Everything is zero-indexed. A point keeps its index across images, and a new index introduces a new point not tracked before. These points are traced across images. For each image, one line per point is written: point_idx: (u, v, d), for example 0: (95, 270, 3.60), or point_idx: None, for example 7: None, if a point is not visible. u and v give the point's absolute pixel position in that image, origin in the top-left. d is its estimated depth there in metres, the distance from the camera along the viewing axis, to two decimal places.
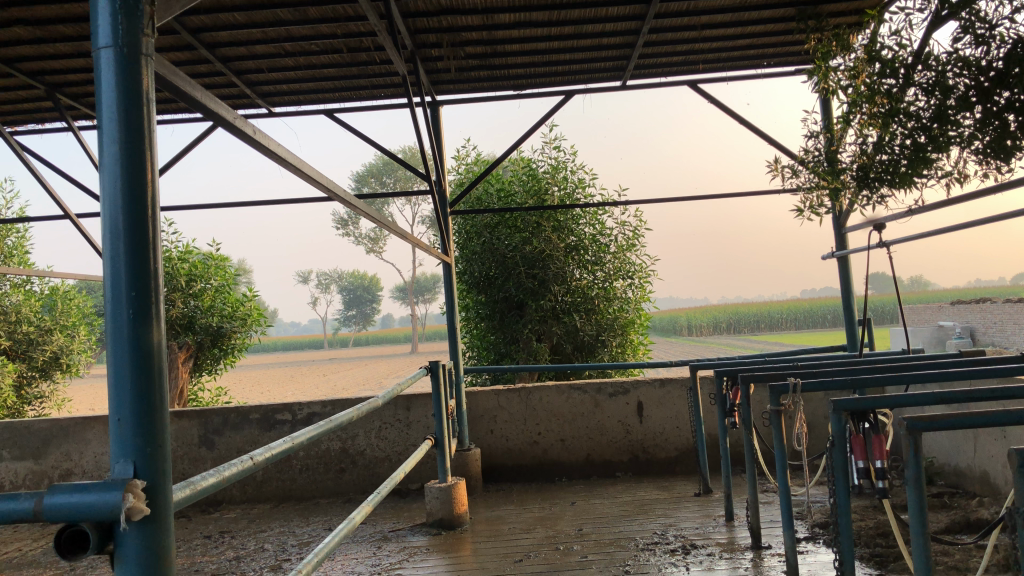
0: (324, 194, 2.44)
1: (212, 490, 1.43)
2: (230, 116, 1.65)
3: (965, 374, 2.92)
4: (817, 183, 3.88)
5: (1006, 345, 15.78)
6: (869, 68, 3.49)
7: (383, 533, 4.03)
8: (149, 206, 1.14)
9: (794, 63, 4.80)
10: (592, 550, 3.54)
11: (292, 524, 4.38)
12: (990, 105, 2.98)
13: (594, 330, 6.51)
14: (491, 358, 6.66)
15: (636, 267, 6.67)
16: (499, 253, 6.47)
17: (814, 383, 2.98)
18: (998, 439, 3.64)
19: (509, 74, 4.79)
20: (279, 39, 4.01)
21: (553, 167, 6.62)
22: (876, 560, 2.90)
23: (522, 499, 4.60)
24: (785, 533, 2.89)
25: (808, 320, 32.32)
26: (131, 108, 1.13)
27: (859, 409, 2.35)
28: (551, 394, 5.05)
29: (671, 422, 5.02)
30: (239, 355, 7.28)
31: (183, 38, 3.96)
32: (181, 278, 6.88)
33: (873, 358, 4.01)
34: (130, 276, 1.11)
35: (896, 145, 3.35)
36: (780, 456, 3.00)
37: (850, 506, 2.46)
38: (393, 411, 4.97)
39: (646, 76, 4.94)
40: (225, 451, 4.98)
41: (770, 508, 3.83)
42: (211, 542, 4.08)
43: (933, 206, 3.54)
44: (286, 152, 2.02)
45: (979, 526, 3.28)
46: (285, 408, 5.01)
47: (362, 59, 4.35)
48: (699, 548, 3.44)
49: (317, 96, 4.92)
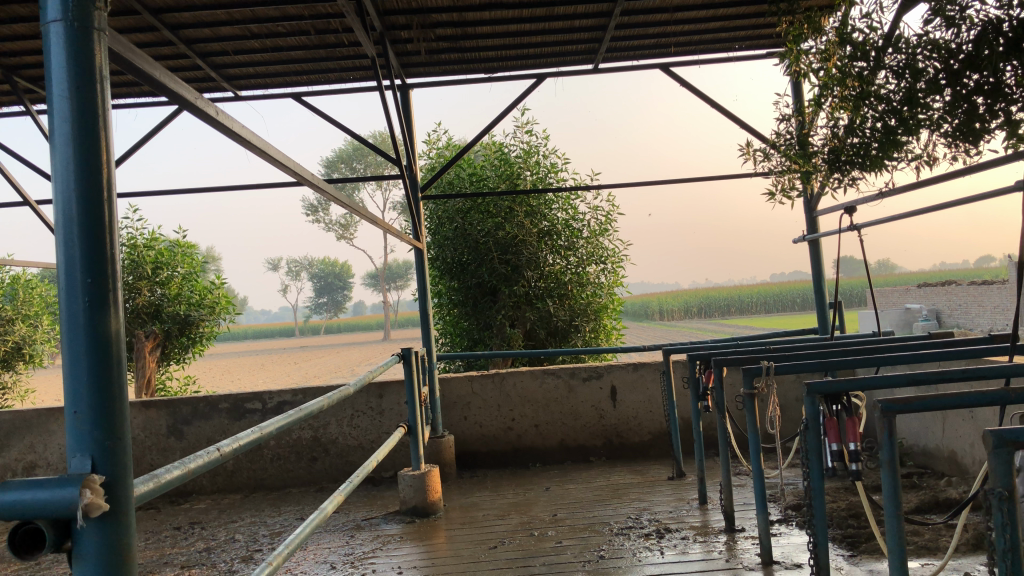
0: (292, 178, 2.37)
1: (177, 482, 1.38)
2: (194, 97, 1.58)
3: (937, 355, 2.93)
4: (788, 167, 3.88)
5: (971, 327, 16.08)
6: (841, 51, 3.48)
7: (356, 521, 3.99)
8: (105, 187, 1.09)
9: (765, 47, 4.79)
10: (567, 535, 3.53)
11: (264, 514, 4.33)
12: (960, 88, 2.97)
13: (567, 315, 6.50)
14: (464, 344, 6.63)
15: (609, 251, 6.65)
16: (472, 238, 6.43)
17: (787, 366, 2.98)
18: (966, 420, 3.68)
19: (480, 57, 4.73)
20: (245, 21, 3.93)
21: (526, 151, 6.57)
22: (848, 541, 2.92)
23: (496, 485, 4.59)
24: (759, 516, 2.90)
25: (777, 304, 32.69)
26: (84, 87, 1.08)
27: (833, 391, 2.35)
28: (525, 380, 5.03)
29: (644, 406, 5.03)
30: (207, 344, 7.17)
31: (144, 19, 3.86)
32: (147, 267, 6.72)
33: (844, 340, 4.03)
34: (85, 261, 1.06)
35: (867, 128, 3.37)
36: (754, 440, 3.00)
37: (824, 488, 2.47)
38: (365, 399, 4.93)
39: (617, 60, 4.91)
40: (195, 442, 4.91)
41: (743, 491, 3.85)
42: (180, 533, 4.01)
43: (902, 189, 3.57)
44: (253, 135, 1.95)
45: (948, 506, 3.33)
46: (255, 397, 4.95)
47: (330, 41, 4.27)
48: (674, 531, 3.45)
49: (284, 80, 4.84)
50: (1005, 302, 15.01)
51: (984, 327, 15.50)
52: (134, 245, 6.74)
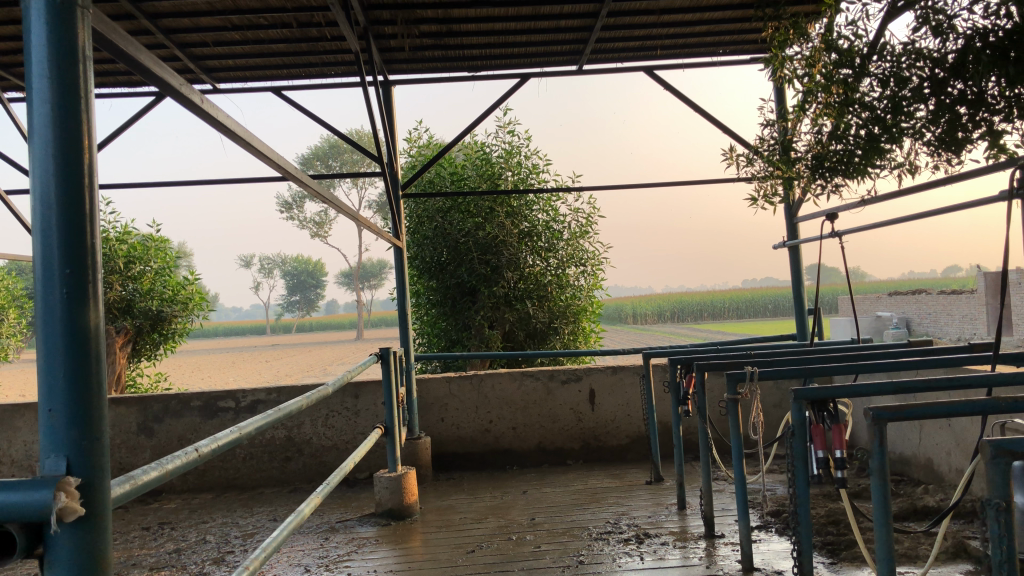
0: (277, 173, 2.31)
1: (154, 484, 1.33)
2: (177, 83, 1.52)
3: (918, 363, 2.93)
4: (771, 172, 3.88)
5: (940, 335, 16.31)
6: (826, 57, 3.48)
7: (331, 523, 3.93)
8: (87, 175, 1.03)
9: (749, 52, 4.80)
10: (545, 540, 3.49)
11: (236, 515, 4.24)
12: (944, 97, 2.98)
13: (546, 317, 6.47)
14: (442, 345, 6.55)
15: (589, 254, 6.63)
16: (451, 238, 6.38)
17: (771, 372, 2.96)
18: (943, 428, 3.70)
19: (464, 55, 4.69)
20: (226, 11, 3.86)
21: (507, 151, 6.54)
22: (828, 548, 2.91)
23: (473, 487, 4.54)
24: (741, 522, 2.88)
25: (750, 310, 32.97)
26: (64, 65, 1.02)
27: (819, 399, 2.34)
28: (503, 382, 4.99)
29: (623, 409, 5.01)
30: (179, 341, 7.05)
31: (122, 6, 3.77)
32: (119, 261, 6.59)
33: (824, 347, 4.04)
34: (64, 252, 1.00)
35: (850, 136, 3.34)
36: (736, 445, 2.98)
37: (809, 495, 2.45)
38: (341, 399, 4.86)
39: (602, 62, 4.89)
40: (166, 440, 4.81)
41: (722, 496, 3.84)
42: (149, 534, 3.92)
43: (885, 197, 3.57)
44: (236, 125, 1.88)
45: (926, 513, 3.34)
46: (228, 395, 4.86)
47: (312, 34, 4.20)
48: (653, 537, 3.42)
49: (263, 73, 4.76)
50: (972, 311, 15.25)
51: (951, 336, 15.74)
52: (106, 239, 6.63)
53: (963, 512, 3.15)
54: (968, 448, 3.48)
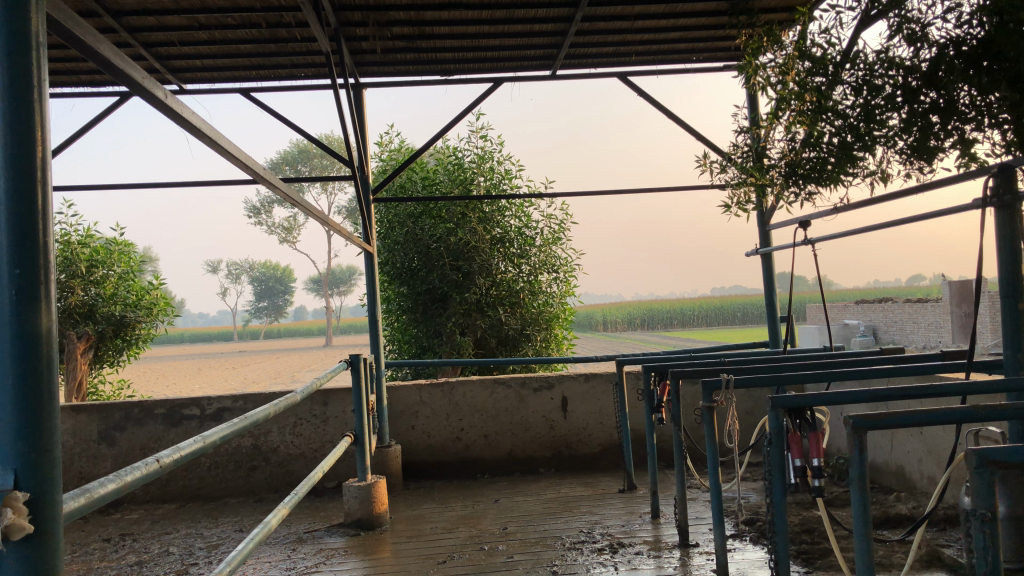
0: (247, 176, 2.24)
1: (112, 497, 1.27)
2: (139, 76, 1.45)
3: (891, 371, 2.92)
4: (744, 179, 3.85)
5: (906, 343, 16.50)
6: (799, 65, 3.47)
7: (298, 534, 3.84)
8: (39, 172, 0.97)
9: (722, 59, 4.82)
10: (518, 550, 3.43)
11: (200, 526, 4.14)
12: (916, 105, 2.97)
13: (519, 324, 6.45)
14: (413, 352, 6.51)
15: (561, 261, 6.61)
16: (422, 243, 6.32)
17: (745, 379, 2.93)
18: (913, 436, 3.70)
19: (436, 59, 4.63)
20: (193, 10, 3.77)
21: (479, 157, 6.50)
22: (803, 557, 2.90)
23: (443, 496, 4.47)
24: (716, 531, 2.84)
25: (718, 317, 33.24)
26: (15, 53, 0.96)
27: (796, 406, 2.33)
28: (475, 389, 4.93)
29: (595, 417, 4.98)
30: (143, 347, 6.89)
31: (84, 4, 3.67)
32: (81, 264, 6.43)
33: (796, 355, 4.03)
34: (14, 250, 0.94)
35: (823, 144, 3.30)
36: (711, 454, 2.94)
37: (786, 505, 2.42)
38: (309, 407, 4.77)
39: (576, 67, 4.86)
40: (128, 449, 4.69)
41: (696, 505, 3.81)
42: (110, 546, 3.80)
43: (856, 205, 3.58)
44: (201, 122, 1.79)
45: (899, 521, 3.34)
46: (193, 403, 4.75)
47: (282, 35, 4.13)
48: (627, 546, 3.38)
49: (232, 74, 4.67)
50: (937, 320, 15.48)
51: (918, 344, 15.93)
52: (67, 242, 6.44)
53: (935, 520, 3.15)
54: (940, 456, 3.49)
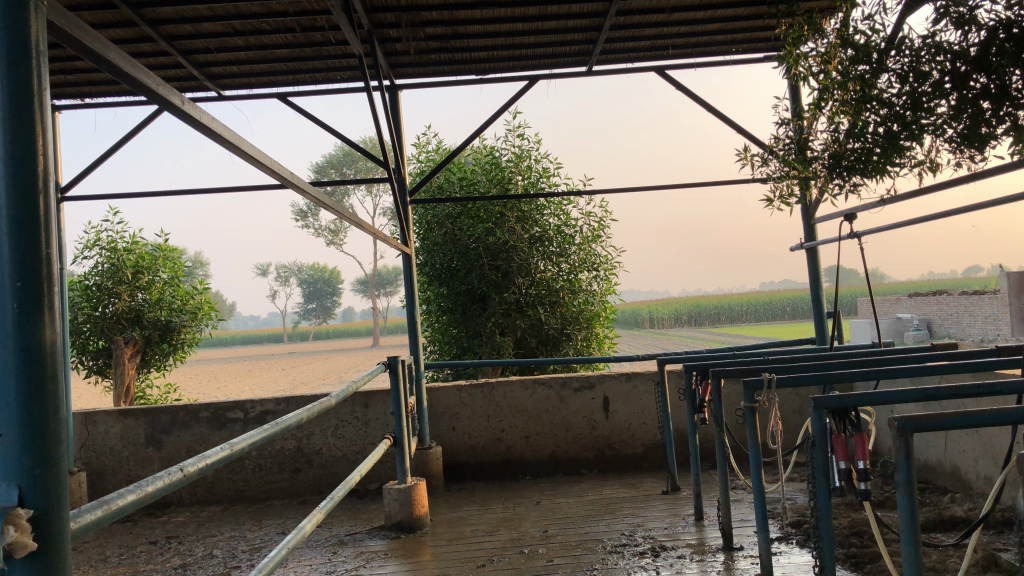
0: (274, 180, 2.23)
1: (133, 508, 1.25)
2: (154, 83, 1.43)
3: (942, 368, 2.79)
4: (788, 172, 3.73)
5: (962, 336, 16.04)
6: (842, 53, 3.36)
7: (339, 537, 3.85)
8: (42, 182, 0.95)
9: (762, 50, 4.71)
10: (558, 553, 3.39)
11: (244, 528, 4.18)
12: (965, 92, 2.83)
13: (559, 323, 6.40)
14: (453, 353, 6.49)
15: (601, 259, 6.55)
16: (461, 243, 6.30)
17: (789, 378, 2.84)
18: (968, 435, 3.57)
19: (472, 58, 4.60)
20: (228, 16, 3.80)
21: (517, 155, 6.47)
22: (852, 561, 2.80)
23: (485, 498, 4.44)
24: (760, 535, 2.76)
25: (766, 312, 32.75)
26: (17, 63, 0.95)
27: (840, 407, 2.25)
28: (515, 390, 4.90)
29: (638, 417, 4.91)
30: (189, 351, 6.98)
31: (122, 14, 3.72)
32: (127, 271, 6.56)
33: (844, 351, 3.91)
34: (15, 262, 0.92)
35: (868, 134, 3.19)
36: (755, 455, 2.85)
37: (831, 509, 2.33)
38: (350, 409, 4.79)
39: (612, 62, 4.79)
40: (174, 451, 4.75)
41: (741, 506, 3.73)
42: (156, 549, 3.85)
43: (904, 195, 3.45)
44: (223, 128, 1.77)
45: (954, 524, 3.21)
46: (237, 406, 4.80)
47: (316, 39, 4.14)
48: (669, 550, 3.32)
49: (269, 79, 4.71)
50: (995, 311, 15.02)
51: (974, 337, 15.48)
52: (114, 250, 6.58)
53: (992, 523, 3.02)
54: (997, 455, 3.35)
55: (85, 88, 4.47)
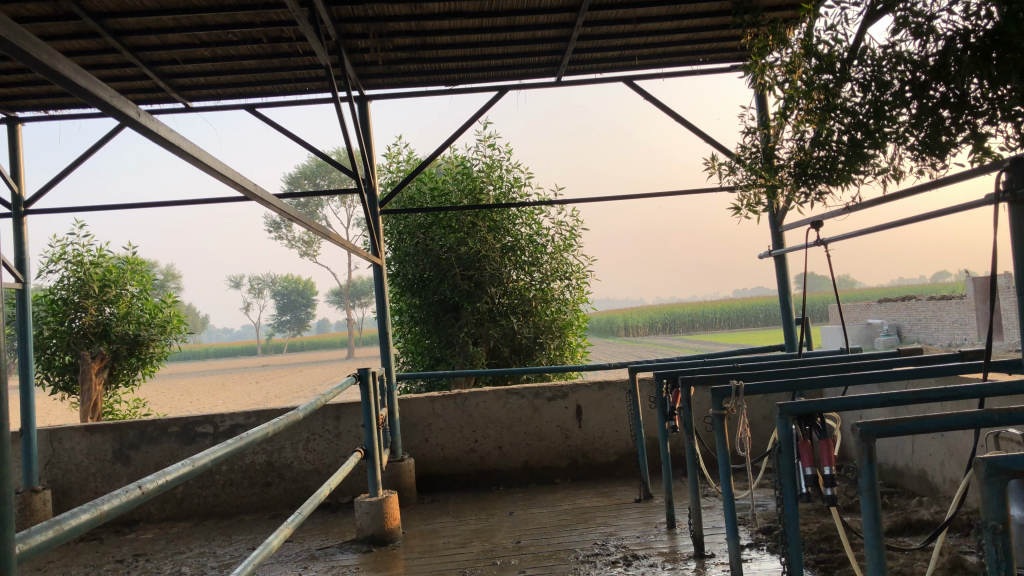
0: (237, 193, 2.21)
1: (87, 527, 1.22)
2: (106, 95, 1.41)
3: (908, 373, 2.82)
4: (754, 181, 3.77)
5: (932, 341, 16.25)
6: (806, 63, 3.40)
7: (310, 551, 3.81)
8: None
9: (729, 60, 4.76)
10: (530, 564, 3.38)
11: (213, 544, 4.12)
12: (925, 100, 2.87)
13: (532, 332, 6.41)
14: (426, 363, 6.51)
15: (573, 267, 6.58)
16: (433, 253, 6.29)
17: (757, 385, 2.85)
18: (934, 439, 3.61)
19: (440, 68, 4.61)
20: (193, 27, 3.77)
21: (488, 165, 6.48)
22: (821, 566, 2.82)
23: (458, 510, 4.42)
24: (731, 541, 2.77)
25: (740, 319, 33.01)
26: None
27: (806, 413, 2.26)
28: (488, 400, 4.89)
29: (611, 426, 4.92)
30: (158, 365, 6.91)
31: (86, 24, 3.69)
32: (93, 285, 6.47)
33: (813, 358, 3.94)
34: None
35: (832, 142, 3.25)
36: (724, 463, 2.86)
37: (798, 515, 2.35)
38: (322, 421, 4.76)
39: (581, 72, 4.81)
40: (142, 467, 4.69)
41: (713, 513, 3.74)
42: (123, 567, 3.79)
43: (869, 203, 3.49)
44: (183, 140, 1.75)
45: (921, 528, 3.24)
46: (206, 420, 4.74)
47: (284, 49, 4.12)
48: (641, 558, 3.32)
49: (238, 90, 4.68)
50: (963, 316, 15.23)
51: (943, 342, 15.71)
52: (79, 263, 6.49)
53: (958, 525, 3.05)
54: (962, 457, 3.39)
55: (49, 99, 4.43)
